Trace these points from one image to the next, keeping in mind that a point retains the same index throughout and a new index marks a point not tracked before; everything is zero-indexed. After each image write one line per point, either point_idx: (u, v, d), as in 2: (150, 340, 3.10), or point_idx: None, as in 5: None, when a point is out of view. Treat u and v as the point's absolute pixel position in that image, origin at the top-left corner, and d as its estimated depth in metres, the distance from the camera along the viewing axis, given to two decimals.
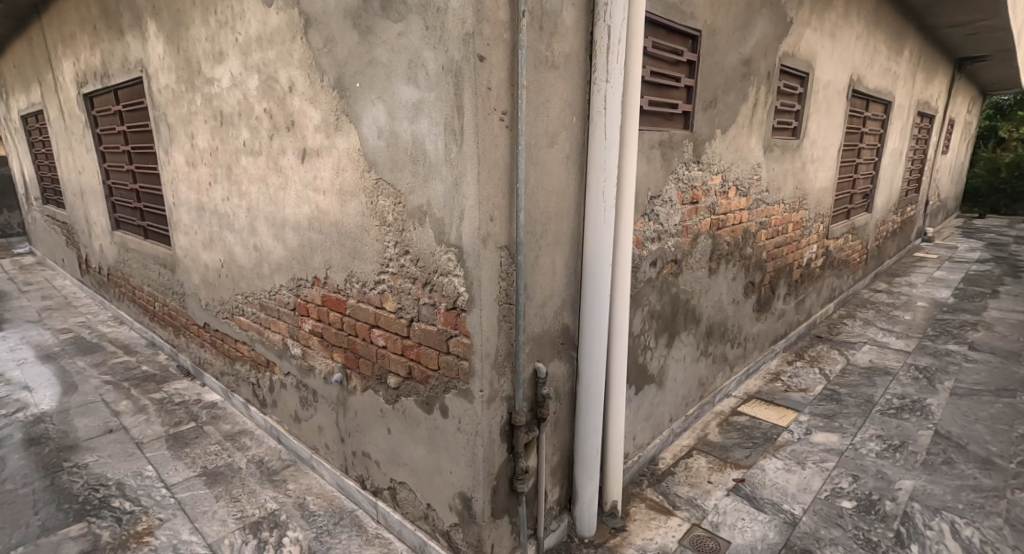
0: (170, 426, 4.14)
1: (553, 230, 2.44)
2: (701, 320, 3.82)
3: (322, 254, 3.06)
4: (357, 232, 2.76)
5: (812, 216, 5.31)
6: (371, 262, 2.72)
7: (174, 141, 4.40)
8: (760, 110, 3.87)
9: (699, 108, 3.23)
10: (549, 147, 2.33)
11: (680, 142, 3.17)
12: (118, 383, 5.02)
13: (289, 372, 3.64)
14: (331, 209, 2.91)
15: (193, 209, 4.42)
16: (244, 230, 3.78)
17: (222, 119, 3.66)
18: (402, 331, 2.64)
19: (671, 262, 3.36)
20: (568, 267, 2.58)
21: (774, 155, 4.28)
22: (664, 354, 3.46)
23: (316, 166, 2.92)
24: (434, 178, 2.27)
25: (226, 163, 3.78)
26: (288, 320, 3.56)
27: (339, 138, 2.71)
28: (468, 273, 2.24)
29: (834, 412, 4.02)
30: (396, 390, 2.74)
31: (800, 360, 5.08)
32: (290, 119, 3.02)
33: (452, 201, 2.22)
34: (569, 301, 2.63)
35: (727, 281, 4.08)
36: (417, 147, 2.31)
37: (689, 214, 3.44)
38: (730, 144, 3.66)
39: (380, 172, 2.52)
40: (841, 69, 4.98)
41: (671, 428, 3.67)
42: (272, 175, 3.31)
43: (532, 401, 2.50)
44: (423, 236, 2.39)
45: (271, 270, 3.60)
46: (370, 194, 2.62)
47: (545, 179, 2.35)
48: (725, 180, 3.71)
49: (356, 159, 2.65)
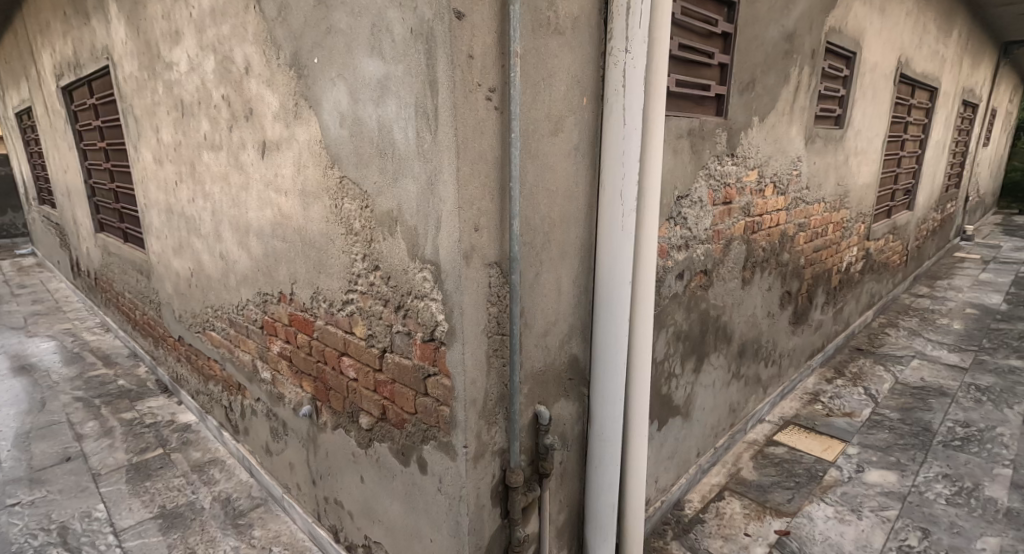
0: (133, 454, 3.71)
1: (557, 240, 1.95)
2: (733, 338, 3.30)
3: (286, 266, 2.60)
4: (321, 242, 2.30)
5: (853, 215, 4.74)
6: (338, 277, 2.25)
7: (142, 136, 3.98)
8: (803, 95, 3.33)
9: (734, 91, 2.71)
10: (551, 135, 1.83)
11: (712, 131, 2.65)
12: (88, 400, 4.62)
13: (259, 398, 3.20)
14: (293, 214, 2.44)
15: (162, 212, 3.99)
16: (210, 236, 3.33)
17: (183, 110, 3.22)
18: (373, 363, 2.16)
19: (700, 273, 2.85)
20: (576, 285, 2.08)
21: (816, 148, 3.73)
22: (691, 381, 2.96)
23: (277, 162, 2.46)
24: (406, 176, 1.78)
25: (189, 160, 3.34)
26: (257, 339, 3.11)
27: (299, 128, 2.25)
28: (447, 297, 1.74)
29: (888, 443, 3.48)
30: (369, 432, 2.27)
31: (841, 378, 4.53)
32: (248, 107, 2.56)
33: (425, 204, 1.73)
34: (577, 326, 2.13)
35: (762, 292, 3.56)
36: (384, 136, 1.82)
37: (721, 216, 2.92)
38: (769, 134, 3.13)
39: (344, 169, 2.05)
40: (888, 50, 4.42)
41: (699, 463, 3.16)
42: (234, 173, 2.86)
43: (532, 452, 2.01)
44: (394, 248, 1.91)
45: (237, 282, 3.14)
46: (334, 196, 2.15)
47: (546, 174, 1.85)
48: (761, 177, 3.19)
49: (317, 153, 2.18)
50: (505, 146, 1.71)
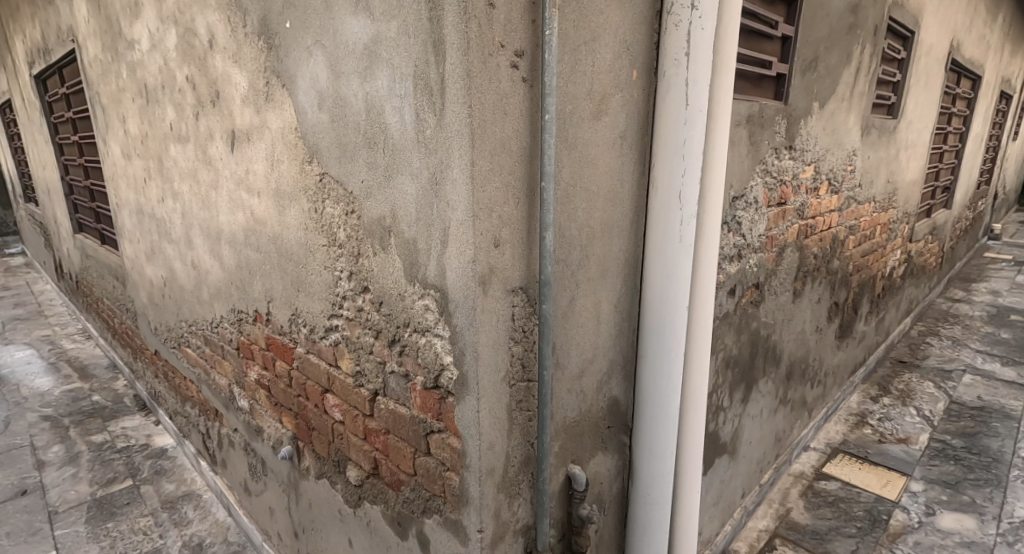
0: (98, 486, 3.32)
1: (596, 255, 1.52)
2: (782, 359, 2.86)
3: (261, 280, 2.17)
4: (299, 253, 1.87)
5: (900, 215, 4.29)
6: (319, 298, 1.82)
7: (110, 128, 3.55)
8: (864, 78, 2.87)
9: (797, 70, 2.27)
10: (591, 121, 1.40)
11: (772, 118, 2.20)
12: (57, 420, 4.21)
13: (236, 429, 2.78)
14: (267, 218, 2.01)
15: (133, 212, 3.56)
16: (181, 241, 2.90)
17: (147, 96, 2.78)
18: (362, 407, 1.73)
19: (751, 287, 2.43)
20: (618, 310, 1.65)
21: (872, 140, 3.28)
22: (739, 413, 2.53)
23: (247, 155, 2.02)
24: (402, 173, 1.35)
25: (157, 154, 2.90)
26: (233, 362, 2.69)
27: (271, 114, 1.81)
28: (457, 335, 1.31)
29: (958, 478, 3.05)
30: (358, 489, 1.85)
31: (888, 395, 4.09)
32: (214, 90, 2.13)
33: (428, 210, 1.29)
34: (618, 361, 1.69)
35: (811, 304, 3.12)
36: (373, 121, 1.39)
37: (776, 219, 2.49)
38: (829, 124, 2.68)
39: (325, 164, 1.62)
40: (943, 31, 3.96)
41: (744, 505, 2.74)
42: (202, 169, 2.42)
43: (563, 525, 1.59)
44: (387, 266, 1.48)
45: (210, 296, 2.71)
46: (313, 197, 1.72)
47: (585, 171, 1.42)
48: (817, 173, 2.74)
49: (292, 144, 1.75)
50: (536, 132, 1.27)
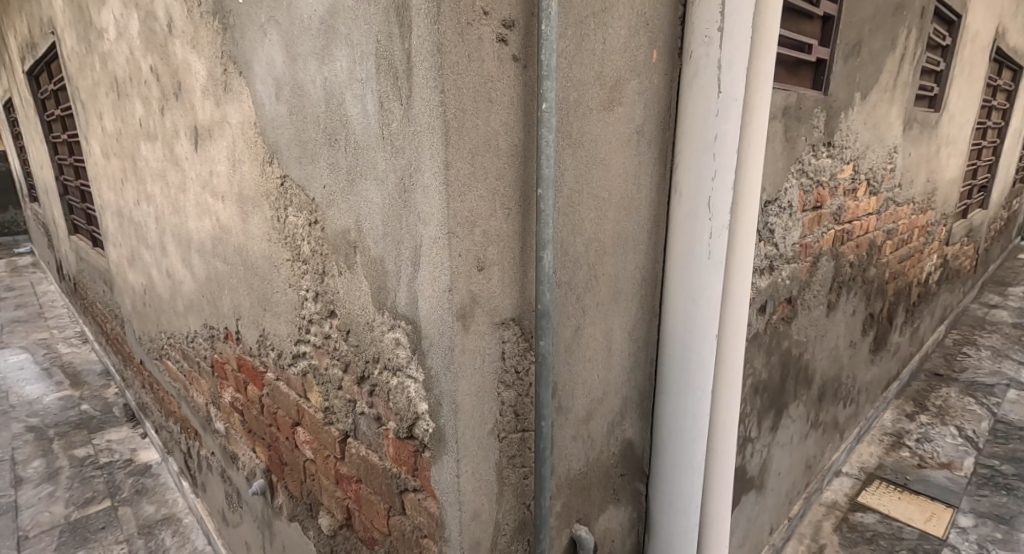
0: (74, 508, 3.14)
1: (606, 275, 1.26)
2: (814, 380, 2.58)
3: (229, 295, 1.93)
4: (264, 267, 1.62)
5: (938, 216, 3.96)
6: (286, 320, 1.58)
7: (89, 125, 3.33)
8: (909, 66, 2.57)
9: (840, 55, 1.98)
10: (600, 112, 1.14)
11: (811, 110, 1.92)
12: (42, 432, 4.03)
13: (214, 452, 2.56)
14: (232, 226, 1.77)
15: (114, 215, 3.34)
16: (156, 248, 2.68)
17: (118, 90, 2.56)
18: (332, 449, 1.49)
19: (784, 302, 2.15)
20: (633, 339, 1.38)
21: (914, 135, 2.97)
22: (768, 443, 2.25)
23: (209, 155, 1.78)
24: (366, 176, 1.09)
25: (130, 153, 2.68)
26: (208, 380, 2.46)
27: (230, 106, 1.57)
28: (431, 379, 1.05)
29: (1013, 512, 2.79)
30: (331, 539, 1.61)
31: (925, 412, 3.78)
32: (176, 81, 1.89)
33: (396, 223, 1.04)
34: (633, 398, 1.43)
35: (846, 317, 2.83)
36: (333, 113, 1.14)
37: (811, 225, 2.20)
38: (871, 117, 2.39)
39: (286, 165, 1.37)
40: (989, 16, 3.63)
41: (772, 543, 2.46)
42: (170, 170, 2.19)
43: None
44: (353, 289, 1.23)
45: (184, 308, 2.49)
46: (276, 204, 1.47)
47: (593, 173, 1.16)
48: (856, 172, 2.45)
49: (252, 142, 1.50)
50: (531, 125, 1.01)
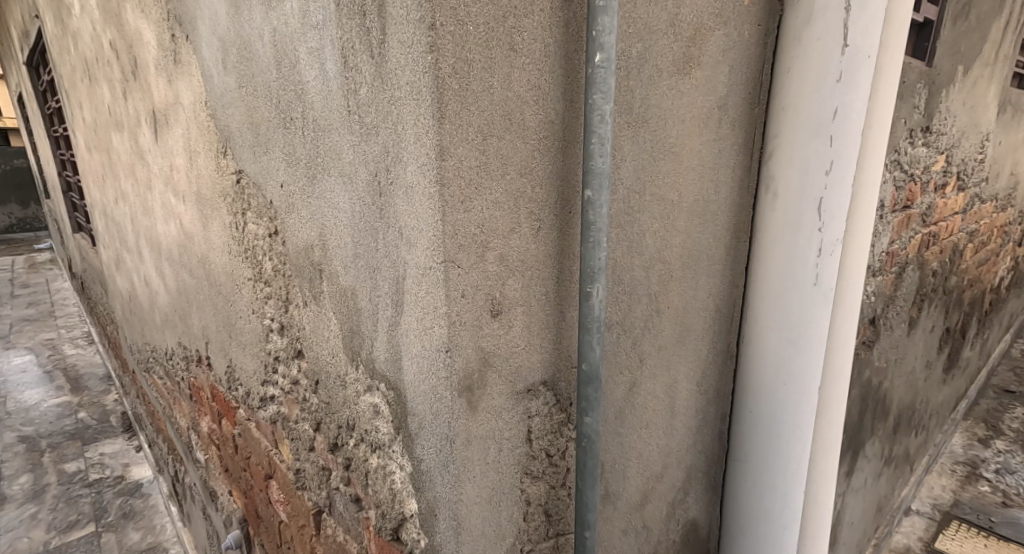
0: (55, 534, 2.87)
1: (672, 310, 0.90)
2: (891, 411, 2.19)
3: (198, 314, 1.62)
4: (227, 285, 1.30)
5: (1015, 215, 3.50)
6: (251, 354, 1.25)
7: (74, 117, 3.05)
8: (1012, 37, 2.15)
9: (947, 18, 1.59)
10: (674, 75, 0.77)
11: (913, 86, 1.53)
12: (33, 443, 3.80)
13: (196, 483, 2.26)
14: (195, 233, 1.45)
15: (100, 214, 3.07)
16: (135, 253, 2.38)
17: (90, 74, 2.26)
18: (306, 521, 1.16)
19: (866, 324, 1.76)
20: (702, 389, 1.02)
21: (1006, 122, 2.54)
22: (843, 491, 1.88)
23: (168, 146, 1.46)
24: (330, 170, 0.74)
25: (106, 146, 2.38)
26: (188, 404, 2.16)
27: (181, 83, 1.24)
28: (421, 474, 0.70)
29: None
30: None
31: (1001, 437, 3.35)
32: (132, 56, 1.56)
33: (370, 240, 0.69)
34: (700, 466, 1.07)
35: (925, 334, 2.42)
36: (288, 83, 0.79)
37: (900, 228, 1.80)
38: (970, 98, 1.98)
39: (240, 157, 1.04)
40: None
41: None
42: (138, 164, 1.88)
43: None
44: (321, 329, 0.89)
45: (162, 322, 2.18)
46: (233, 208, 1.14)
47: (660, 164, 0.80)
48: (948, 165, 2.04)
49: (205, 127, 1.17)
50: (581, 89, 0.64)
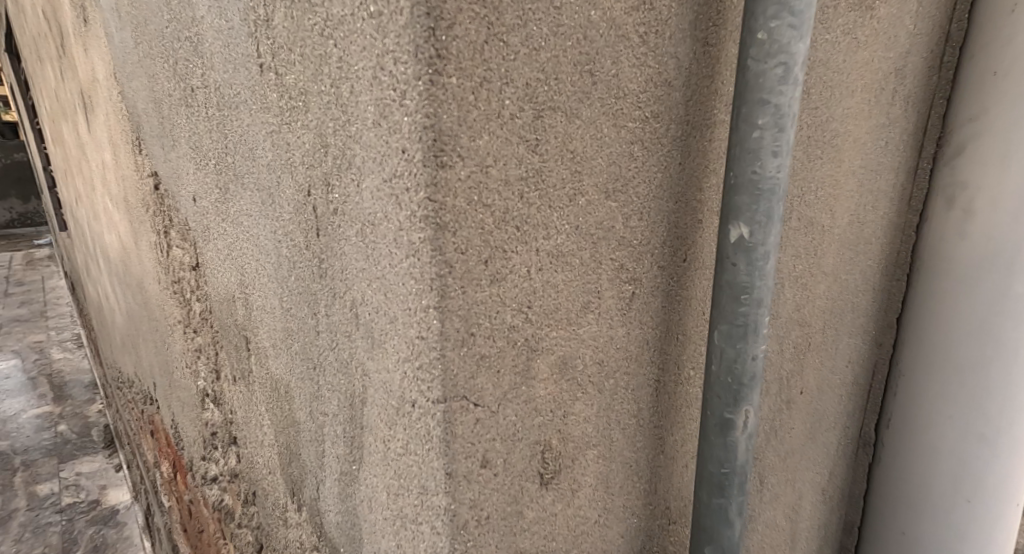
0: None
1: (806, 397, 0.58)
2: None
3: (144, 345, 1.30)
4: (161, 322, 0.98)
5: None
6: (189, 415, 0.93)
7: (41, 106, 2.74)
8: None
9: None
10: (852, 12, 0.44)
11: None
12: (8, 459, 3.52)
13: (164, 527, 1.95)
14: (130, 249, 1.13)
15: (69, 214, 2.75)
16: (96, 262, 2.06)
17: (40, 53, 1.93)
18: None
19: None
20: None
21: None
22: None
23: (96, 137, 1.14)
24: (244, 179, 0.42)
25: (61, 137, 2.06)
26: (151, 438, 1.84)
27: (94, 51, 0.91)
28: None
29: None
30: None
31: None
32: (58, 24, 1.24)
33: (307, 313, 0.37)
34: None
35: None
36: (180, 27, 0.46)
37: None
38: None
39: (151, 153, 0.71)
40: None
41: None
42: (83, 160, 1.56)
43: None
44: (253, 423, 0.56)
45: (123, 344, 1.86)
46: (155, 222, 0.82)
47: (814, 170, 0.48)
48: None
49: (119, 111, 0.85)
50: (732, 12, 0.31)
